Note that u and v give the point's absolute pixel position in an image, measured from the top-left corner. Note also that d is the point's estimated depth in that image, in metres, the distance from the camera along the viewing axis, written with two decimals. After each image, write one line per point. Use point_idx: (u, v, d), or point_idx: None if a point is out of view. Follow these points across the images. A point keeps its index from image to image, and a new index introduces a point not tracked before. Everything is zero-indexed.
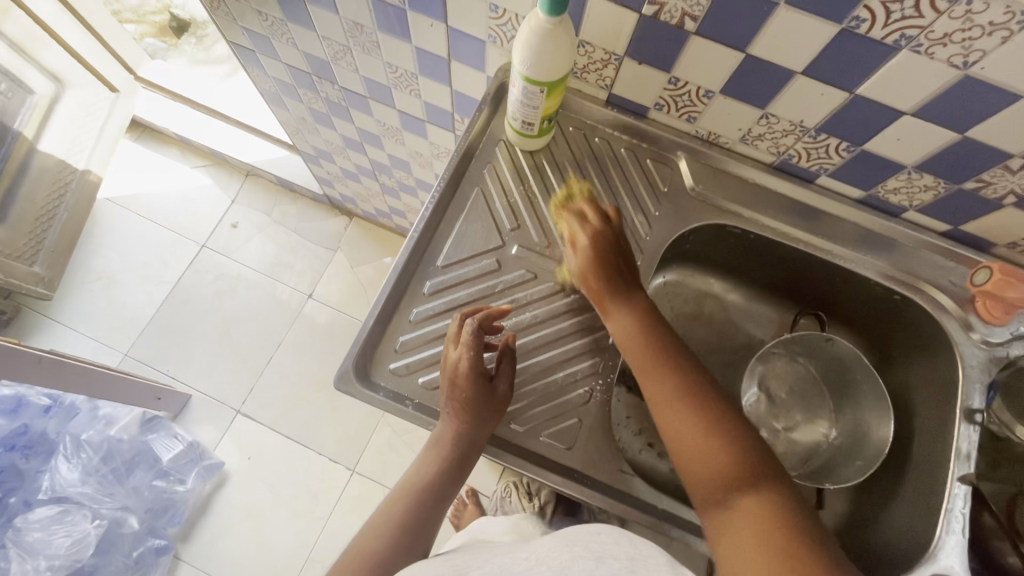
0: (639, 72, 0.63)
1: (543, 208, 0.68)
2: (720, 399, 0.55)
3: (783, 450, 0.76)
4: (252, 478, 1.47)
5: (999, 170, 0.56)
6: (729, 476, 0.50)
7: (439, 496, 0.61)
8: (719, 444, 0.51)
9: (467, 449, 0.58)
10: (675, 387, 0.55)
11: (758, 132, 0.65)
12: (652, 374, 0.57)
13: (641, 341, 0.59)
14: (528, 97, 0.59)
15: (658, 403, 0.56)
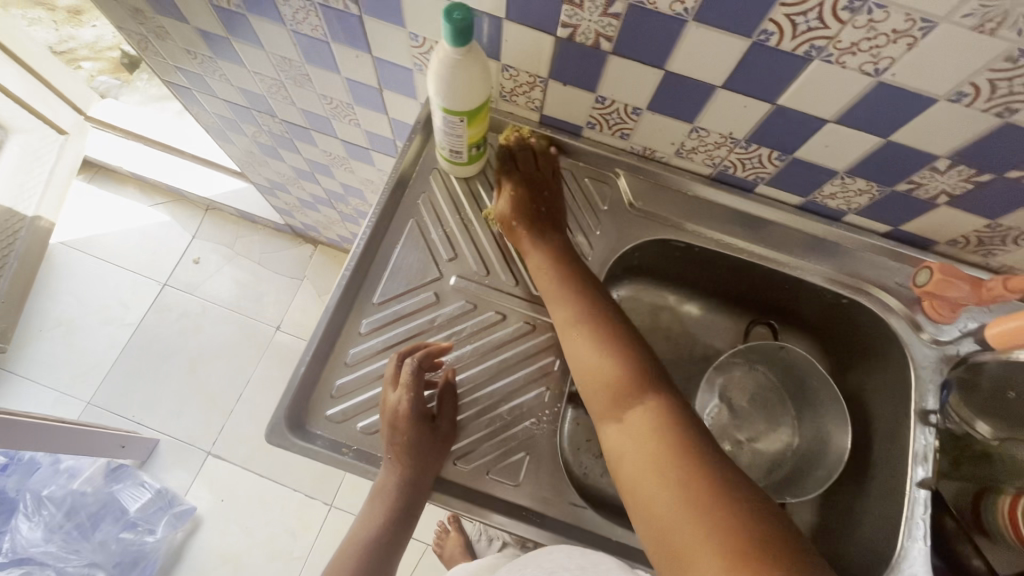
0: (566, 93, 0.62)
1: (481, 235, 0.67)
2: (639, 348, 0.56)
3: (748, 462, 0.75)
4: (226, 521, 1.43)
5: (928, 171, 0.56)
6: (624, 391, 0.53)
7: (387, 546, 0.58)
8: (631, 380, 0.53)
9: (410, 497, 0.56)
10: (589, 316, 0.58)
11: (691, 146, 0.64)
12: (568, 303, 0.60)
13: (558, 275, 0.61)
14: (450, 126, 0.57)
15: (567, 324, 0.59)
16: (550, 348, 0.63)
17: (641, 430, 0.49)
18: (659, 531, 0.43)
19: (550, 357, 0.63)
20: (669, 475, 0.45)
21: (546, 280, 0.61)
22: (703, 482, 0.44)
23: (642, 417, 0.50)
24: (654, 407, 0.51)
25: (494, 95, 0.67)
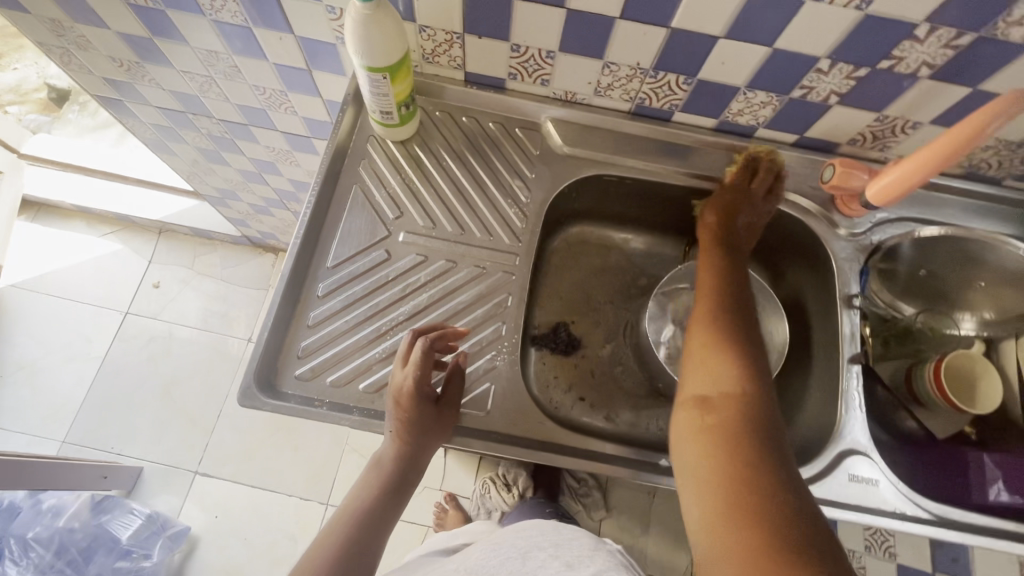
0: (484, 46, 0.66)
1: (423, 192, 0.69)
2: (763, 370, 0.53)
3: None
4: (223, 536, 1.42)
5: (814, 74, 0.61)
6: (728, 392, 0.50)
7: (380, 515, 0.62)
8: (741, 393, 0.50)
9: (412, 461, 0.61)
10: (730, 336, 0.55)
11: (607, 83, 0.69)
12: (711, 316, 0.58)
13: (712, 285, 0.62)
14: (375, 85, 0.60)
15: (700, 324, 0.58)
16: (502, 287, 0.66)
17: (723, 432, 0.47)
18: (705, 519, 0.43)
19: (502, 295, 0.66)
20: (728, 480, 0.44)
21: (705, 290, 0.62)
22: (757, 514, 0.41)
23: (748, 423, 0.47)
24: (766, 433, 0.47)
25: (418, 59, 0.71)
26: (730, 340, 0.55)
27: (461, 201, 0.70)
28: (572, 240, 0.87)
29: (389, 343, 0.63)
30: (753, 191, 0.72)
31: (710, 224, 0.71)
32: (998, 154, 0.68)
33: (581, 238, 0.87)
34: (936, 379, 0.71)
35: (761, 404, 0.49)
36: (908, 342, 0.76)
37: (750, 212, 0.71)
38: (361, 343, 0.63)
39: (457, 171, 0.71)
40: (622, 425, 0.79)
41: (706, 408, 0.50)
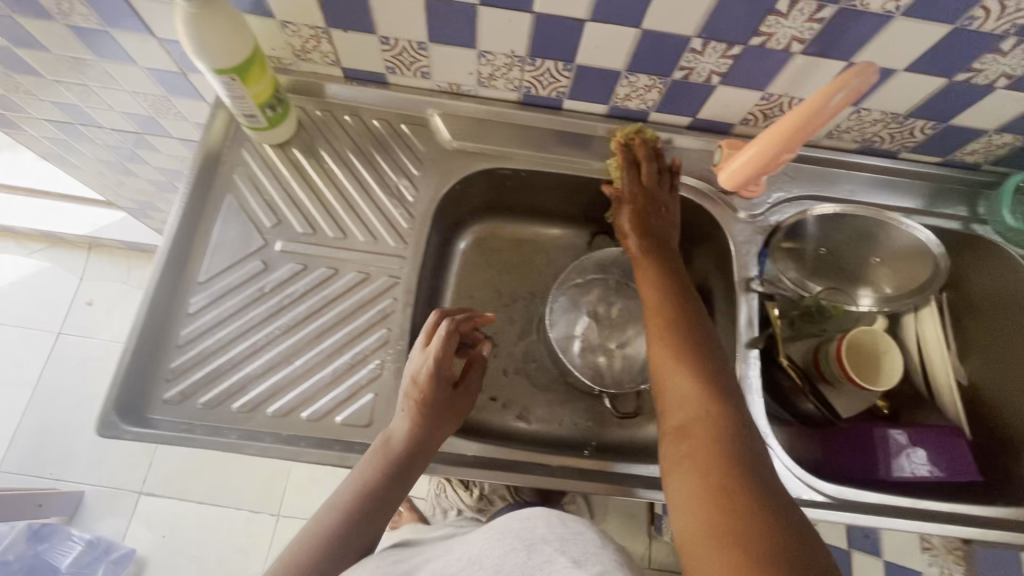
0: (352, 40, 0.63)
1: (301, 197, 0.66)
2: (724, 378, 0.52)
3: (621, 366, 0.78)
4: (173, 555, 1.39)
5: (690, 54, 0.59)
6: (699, 411, 0.49)
7: (359, 524, 0.53)
8: (704, 400, 0.50)
9: (417, 457, 0.56)
10: (684, 338, 0.55)
11: (488, 73, 0.66)
12: (664, 319, 0.57)
13: (675, 284, 0.60)
14: (227, 88, 0.57)
15: (653, 326, 0.57)
16: (387, 292, 0.64)
17: (712, 435, 0.47)
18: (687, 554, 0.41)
19: (388, 300, 0.64)
20: (704, 496, 0.43)
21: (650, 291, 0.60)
22: (731, 543, 0.39)
23: (725, 424, 0.47)
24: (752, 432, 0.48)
25: (289, 57, 0.67)
26: (694, 354, 0.53)
27: (344, 205, 0.67)
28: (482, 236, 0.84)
29: (266, 359, 0.60)
30: (644, 181, 0.68)
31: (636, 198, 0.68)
32: (888, 127, 0.68)
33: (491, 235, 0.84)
34: (838, 357, 0.70)
35: (731, 402, 0.50)
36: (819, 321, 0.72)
37: (654, 217, 0.66)
38: (235, 360, 0.60)
39: (340, 174, 0.68)
40: (536, 423, 0.77)
41: (676, 428, 0.49)
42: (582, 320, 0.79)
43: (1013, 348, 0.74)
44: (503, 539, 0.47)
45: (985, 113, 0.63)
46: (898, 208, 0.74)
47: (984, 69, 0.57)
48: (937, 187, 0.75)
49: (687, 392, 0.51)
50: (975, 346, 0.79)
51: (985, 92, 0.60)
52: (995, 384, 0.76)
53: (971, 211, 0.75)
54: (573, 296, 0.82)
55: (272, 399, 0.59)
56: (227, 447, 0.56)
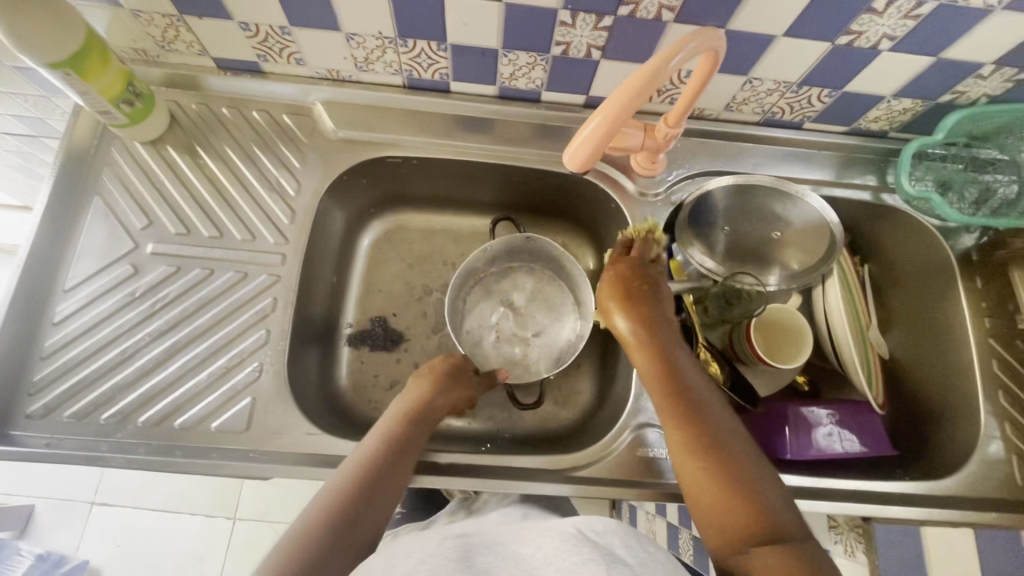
0: (211, 28, 0.60)
1: (175, 196, 0.64)
2: (769, 478, 0.47)
3: (536, 356, 0.76)
4: (128, 563, 1.37)
5: (561, 28, 0.56)
6: (756, 531, 0.43)
7: (336, 538, 0.47)
8: (737, 488, 0.45)
9: (381, 495, 0.52)
10: (690, 413, 0.50)
11: (363, 57, 0.63)
12: (667, 381, 0.53)
13: (667, 352, 0.55)
14: (67, 84, 0.54)
15: (658, 397, 0.53)
16: (266, 292, 0.62)
17: (750, 510, 0.44)
18: None
19: (268, 299, 0.62)
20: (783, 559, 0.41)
21: (646, 356, 0.55)
22: None
23: (753, 489, 0.45)
24: (774, 483, 0.46)
25: (154, 48, 0.64)
26: (720, 449, 0.48)
27: (221, 203, 0.64)
28: (390, 227, 0.80)
29: (136, 366, 0.58)
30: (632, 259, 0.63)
31: (621, 271, 0.62)
32: (784, 96, 0.65)
33: (400, 227, 0.80)
34: (750, 342, 0.68)
35: (750, 460, 0.47)
36: (733, 307, 0.70)
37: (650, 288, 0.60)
38: (103, 370, 0.57)
39: (217, 170, 0.65)
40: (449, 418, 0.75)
41: (716, 525, 0.45)
42: (496, 308, 0.77)
43: (932, 318, 0.73)
44: (579, 547, 0.39)
45: (878, 77, 0.60)
46: (807, 180, 0.72)
47: (864, 30, 0.54)
48: (846, 157, 0.73)
49: (742, 512, 0.44)
50: (898, 318, 0.77)
51: (871, 55, 0.57)
52: (914, 356, 0.74)
53: (882, 180, 0.73)
54: (484, 283, 0.79)
55: (142, 408, 0.57)
56: (89, 460, 0.53)
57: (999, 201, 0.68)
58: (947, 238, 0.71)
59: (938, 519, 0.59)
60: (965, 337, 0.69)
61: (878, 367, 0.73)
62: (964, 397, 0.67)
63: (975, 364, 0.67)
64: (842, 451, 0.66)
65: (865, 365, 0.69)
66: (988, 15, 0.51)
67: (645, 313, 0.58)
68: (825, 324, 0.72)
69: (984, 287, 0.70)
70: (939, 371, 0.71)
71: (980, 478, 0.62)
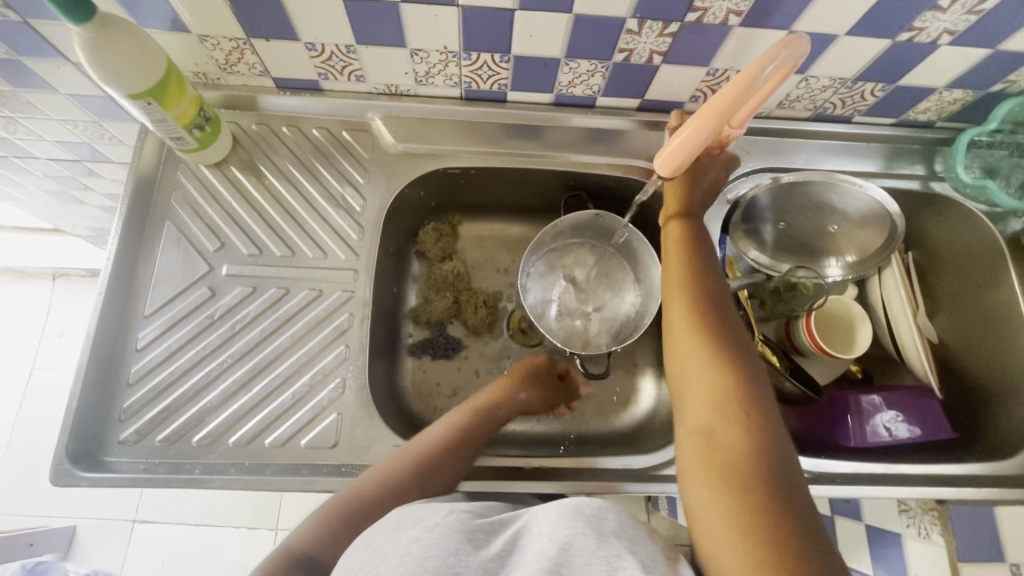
0: (276, 49, 0.60)
1: (244, 218, 0.64)
2: (762, 393, 0.46)
3: (598, 328, 0.77)
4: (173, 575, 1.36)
5: (627, 36, 0.57)
6: (724, 421, 0.44)
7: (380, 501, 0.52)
8: (726, 387, 0.46)
9: (449, 463, 0.56)
10: (704, 322, 0.51)
11: (424, 71, 0.64)
12: (687, 292, 0.54)
13: (691, 270, 0.56)
14: (146, 113, 0.54)
15: (675, 305, 0.54)
16: (342, 308, 0.62)
17: (731, 405, 0.45)
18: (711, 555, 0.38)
19: (344, 315, 0.62)
20: (741, 448, 0.42)
21: (673, 270, 0.57)
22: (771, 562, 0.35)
23: (745, 398, 0.45)
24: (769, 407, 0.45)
25: (216, 71, 0.64)
26: (718, 354, 0.49)
27: (290, 222, 0.65)
28: (444, 230, 0.79)
29: (222, 388, 0.59)
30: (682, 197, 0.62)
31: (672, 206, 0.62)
32: (838, 93, 0.66)
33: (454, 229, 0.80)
34: (809, 329, 0.70)
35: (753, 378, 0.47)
36: (788, 298, 0.72)
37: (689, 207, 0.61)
38: (190, 393, 0.58)
39: (283, 190, 0.66)
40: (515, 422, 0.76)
41: (698, 406, 0.46)
42: (557, 283, 0.78)
43: (982, 303, 0.74)
44: (570, 520, 0.37)
45: (933, 71, 0.61)
46: (857, 173, 0.73)
47: (926, 27, 0.55)
48: (893, 149, 0.74)
49: (718, 404, 0.45)
50: (944, 303, 0.78)
51: (930, 49, 0.58)
52: (966, 339, 0.76)
53: (929, 169, 0.74)
54: (546, 257, 0.79)
55: (232, 429, 0.57)
56: (188, 483, 0.54)
57: None
58: (995, 223, 0.72)
59: (1011, 498, 0.60)
60: (1018, 319, 0.70)
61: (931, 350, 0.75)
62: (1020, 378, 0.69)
63: None
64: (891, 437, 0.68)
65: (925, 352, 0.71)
66: None
67: (688, 237, 0.59)
68: (881, 308, 0.74)
69: None
70: (993, 353, 0.72)
71: None
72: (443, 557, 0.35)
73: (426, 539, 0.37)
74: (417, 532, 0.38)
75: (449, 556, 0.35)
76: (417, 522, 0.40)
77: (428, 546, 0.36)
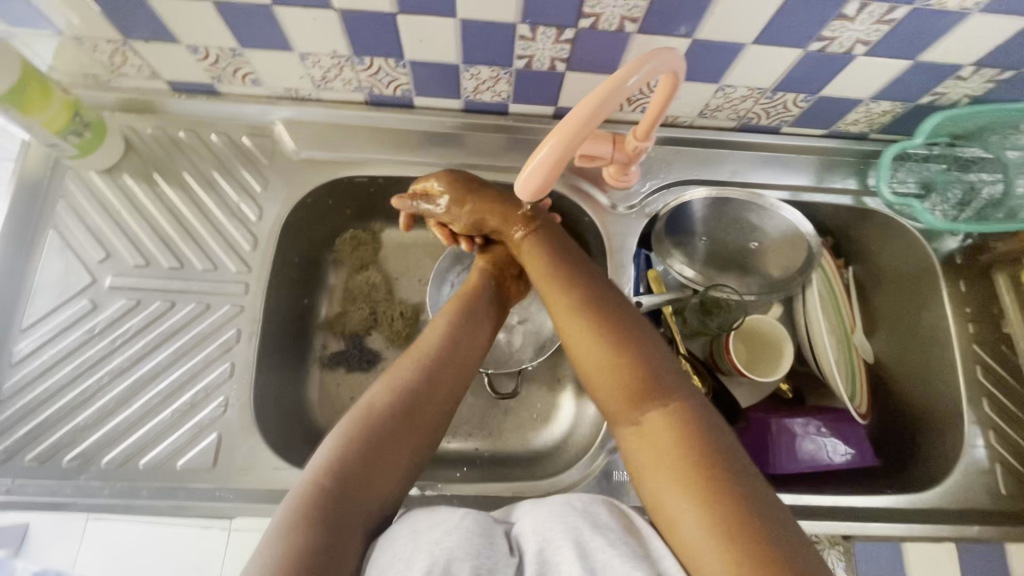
0: (159, 51, 0.57)
1: (132, 227, 0.62)
2: (662, 354, 0.50)
3: (520, 342, 0.75)
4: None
5: (522, 42, 0.54)
6: (641, 393, 0.47)
7: (385, 432, 0.48)
8: (629, 365, 0.49)
9: (451, 378, 0.53)
10: (588, 303, 0.53)
11: (320, 76, 0.61)
12: (569, 287, 0.55)
13: (564, 266, 0.57)
14: (8, 119, 0.52)
15: (562, 293, 0.55)
16: (230, 322, 0.61)
17: (647, 394, 0.47)
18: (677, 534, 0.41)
19: (231, 331, 0.60)
20: (671, 426, 0.45)
21: (542, 276, 0.58)
22: (733, 523, 0.39)
23: (655, 382, 0.48)
24: (675, 375, 0.49)
25: (104, 73, 0.61)
26: (612, 330, 0.51)
27: (181, 231, 0.63)
28: (363, 238, 0.76)
29: (98, 406, 0.57)
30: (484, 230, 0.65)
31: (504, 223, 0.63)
32: (759, 102, 0.63)
33: (374, 236, 0.77)
34: (729, 352, 0.67)
35: (644, 346, 0.50)
36: (712, 318, 0.68)
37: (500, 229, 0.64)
38: (65, 410, 0.56)
39: (175, 198, 0.63)
40: None
41: (609, 387, 0.49)
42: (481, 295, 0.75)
43: (916, 324, 0.71)
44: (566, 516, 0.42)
45: (853, 81, 0.58)
46: (785, 186, 0.70)
47: (836, 36, 0.52)
48: (825, 161, 0.71)
49: (629, 378, 0.48)
50: (882, 323, 0.75)
51: (846, 60, 0.55)
52: (898, 360, 0.73)
53: (863, 183, 0.70)
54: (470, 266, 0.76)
55: (106, 448, 0.55)
56: (52, 506, 0.52)
57: (982, 201, 0.66)
58: (930, 241, 0.69)
59: (920, 534, 0.58)
60: (950, 343, 0.67)
61: (863, 371, 0.71)
62: (946, 403, 0.66)
63: (958, 371, 0.66)
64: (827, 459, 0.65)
65: (849, 376, 0.68)
66: (964, 18, 0.49)
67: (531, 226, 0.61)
68: (805, 329, 0.71)
69: (967, 291, 0.68)
70: (923, 376, 0.70)
71: (962, 490, 0.61)
72: (468, 560, 0.39)
73: (447, 541, 0.40)
74: (438, 534, 0.40)
75: (473, 558, 0.39)
76: (434, 525, 0.42)
77: (450, 549, 0.39)
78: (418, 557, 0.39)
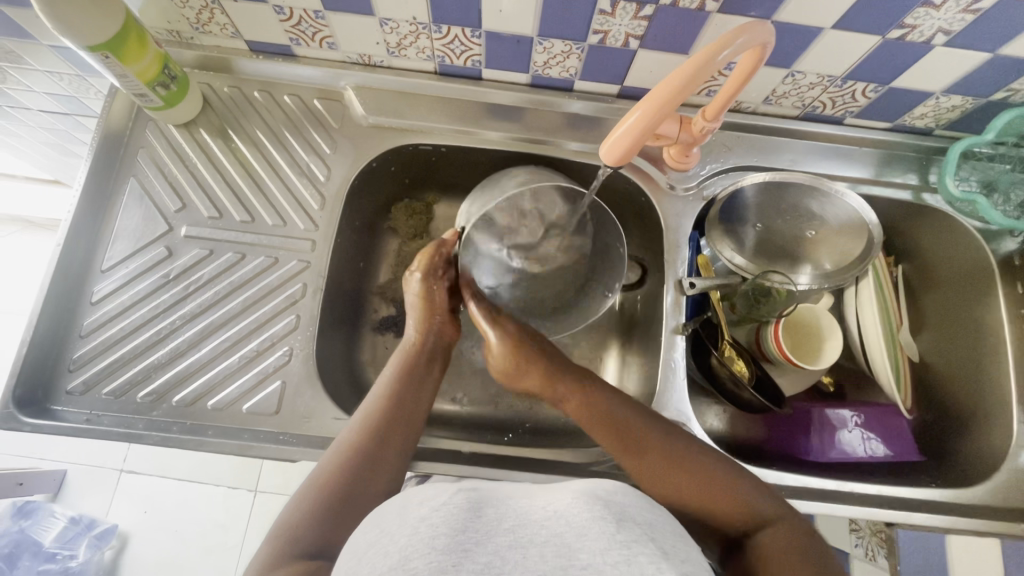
0: (245, 10, 0.59)
1: (207, 182, 0.65)
2: (720, 461, 0.51)
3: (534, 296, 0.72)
4: (154, 531, 1.26)
5: (601, 17, 0.55)
6: (737, 506, 0.48)
7: (373, 455, 0.50)
8: (705, 485, 0.49)
9: (419, 399, 0.57)
10: (627, 448, 0.53)
11: (395, 42, 0.62)
12: (620, 445, 0.53)
13: (597, 412, 0.56)
14: (105, 67, 0.54)
15: (602, 438, 0.54)
16: (296, 277, 0.63)
17: (740, 505, 0.48)
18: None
19: (297, 286, 0.63)
20: (779, 536, 0.46)
21: (596, 423, 0.55)
22: None
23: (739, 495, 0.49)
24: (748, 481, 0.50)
25: (189, 30, 0.63)
26: (677, 460, 0.51)
27: (253, 188, 0.65)
28: (417, 208, 0.76)
29: (171, 346, 0.59)
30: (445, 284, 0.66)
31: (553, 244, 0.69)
32: (827, 91, 0.63)
33: (428, 208, 0.77)
34: (777, 339, 0.67)
35: (703, 455, 0.51)
36: (760, 305, 0.68)
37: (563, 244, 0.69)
38: (139, 349, 0.59)
39: (249, 155, 0.66)
40: (472, 406, 0.74)
41: (703, 511, 0.49)
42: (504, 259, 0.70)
43: (968, 325, 0.70)
44: (590, 505, 0.35)
45: (929, 73, 0.58)
46: (845, 178, 0.70)
47: (918, 25, 0.52)
48: (887, 154, 0.70)
49: (716, 500, 0.49)
50: (930, 324, 0.75)
51: (924, 50, 0.55)
52: (946, 360, 0.72)
53: (923, 179, 0.70)
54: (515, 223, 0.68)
55: (176, 388, 0.58)
56: (128, 436, 0.55)
57: None
58: (989, 242, 0.68)
59: (963, 527, 0.59)
60: (1003, 345, 0.66)
61: (908, 369, 0.71)
62: (996, 405, 0.66)
63: (1009, 374, 0.65)
64: (864, 455, 0.65)
65: (895, 367, 0.68)
66: None
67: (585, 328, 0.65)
68: (856, 321, 0.71)
69: None
70: (970, 378, 0.69)
71: (1008, 490, 0.61)
72: (452, 536, 0.32)
73: (434, 518, 0.33)
74: (426, 511, 0.34)
75: (457, 534, 0.32)
76: (424, 501, 0.36)
77: (436, 525, 0.33)
78: (403, 534, 0.33)
